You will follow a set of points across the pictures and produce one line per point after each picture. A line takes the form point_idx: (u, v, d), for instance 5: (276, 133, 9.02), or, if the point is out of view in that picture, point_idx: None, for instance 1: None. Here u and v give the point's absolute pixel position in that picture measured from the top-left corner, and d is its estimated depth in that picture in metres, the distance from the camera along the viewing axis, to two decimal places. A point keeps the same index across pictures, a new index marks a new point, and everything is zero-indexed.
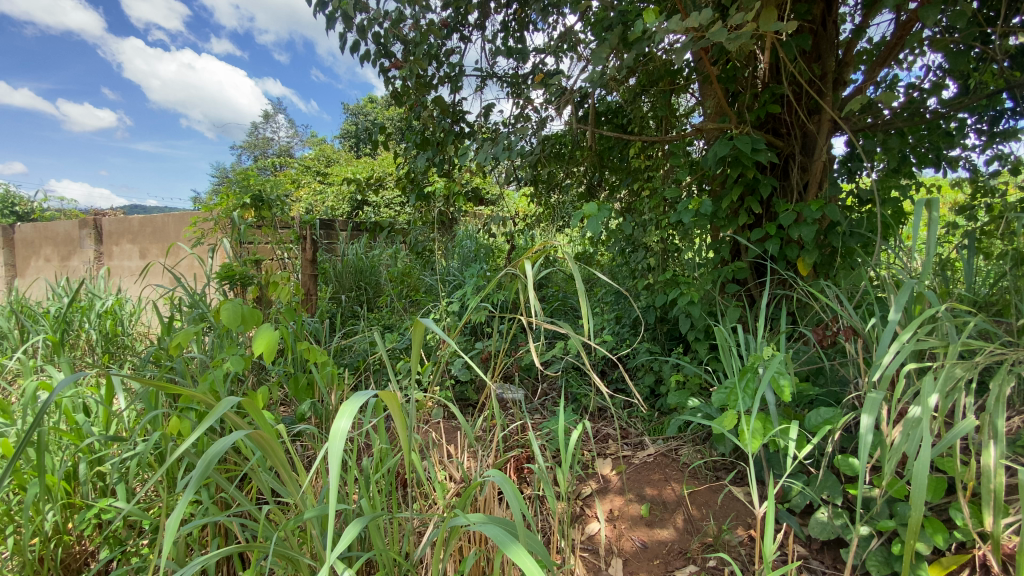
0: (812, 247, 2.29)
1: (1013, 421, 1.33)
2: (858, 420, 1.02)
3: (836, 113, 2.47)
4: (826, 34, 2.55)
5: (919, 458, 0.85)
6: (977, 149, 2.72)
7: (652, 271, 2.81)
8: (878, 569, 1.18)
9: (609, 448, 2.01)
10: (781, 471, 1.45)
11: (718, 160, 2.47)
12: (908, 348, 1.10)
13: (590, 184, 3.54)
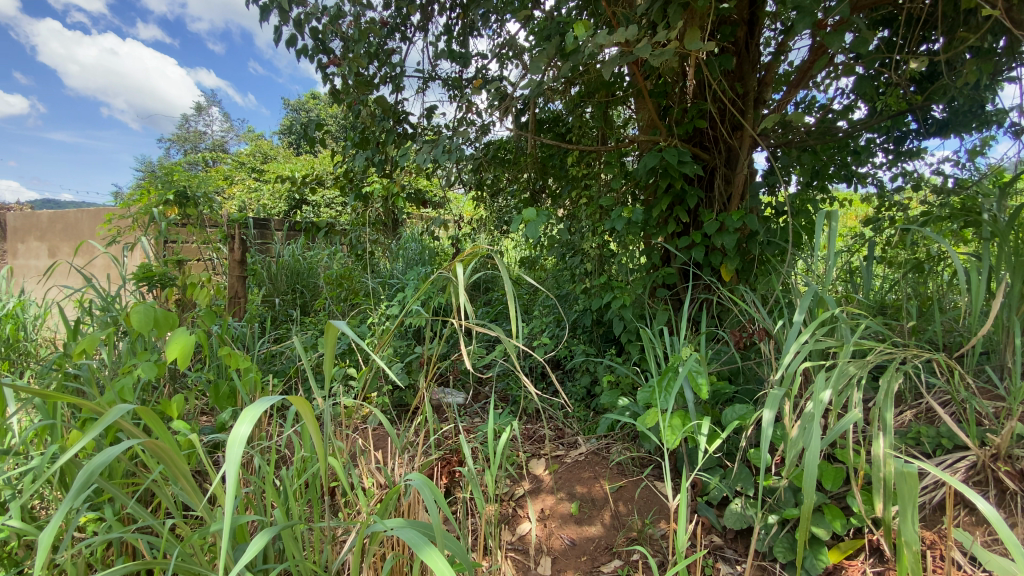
0: (733, 254, 2.43)
1: (904, 415, 1.45)
2: (761, 414, 1.11)
3: (755, 130, 2.64)
4: (749, 56, 2.73)
5: (809, 450, 0.92)
6: (884, 166, 3.01)
7: (588, 275, 2.88)
8: (783, 555, 1.27)
9: (544, 448, 2.04)
10: (700, 466, 1.52)
11: (650, 170, 2.57)
12: (809, 348, 1.18)
13: (533, 189, 3.59)
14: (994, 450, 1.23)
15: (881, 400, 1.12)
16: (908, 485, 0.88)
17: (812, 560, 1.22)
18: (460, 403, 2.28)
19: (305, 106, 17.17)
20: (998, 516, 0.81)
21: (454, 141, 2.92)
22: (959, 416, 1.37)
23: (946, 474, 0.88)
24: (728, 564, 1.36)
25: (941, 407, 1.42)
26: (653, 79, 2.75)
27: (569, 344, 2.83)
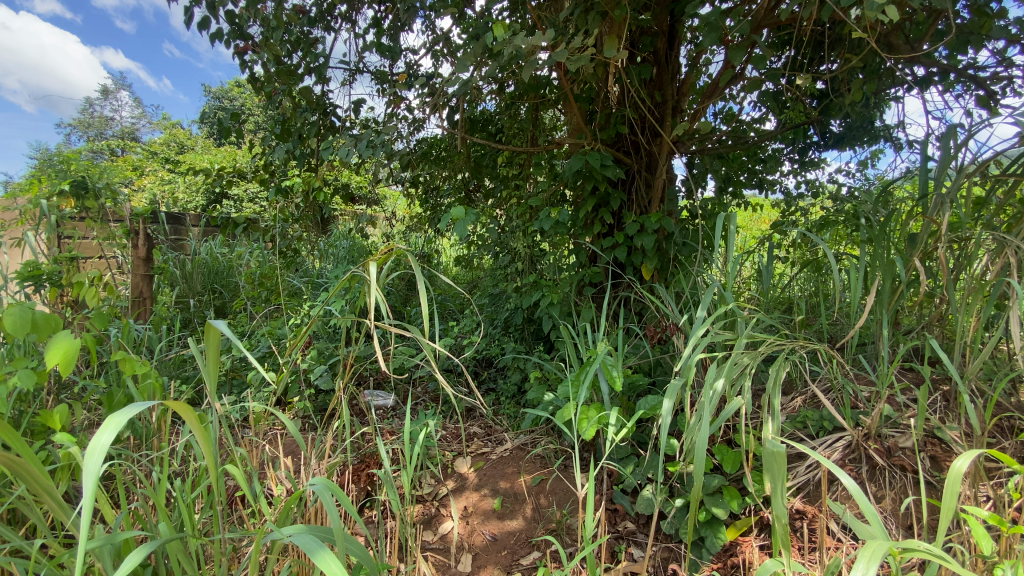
0: (652, 254, 2.55)
1: (795, 400, 1.58)
2: (662, 404, 1.20)
3: (673, 137, 2.77)
4: (668, 66, 2.87)
5: (699, 436, 1.00)
6: (790, 174, 3.28)
7: (517, 274, 2.91)
8: (687, 535, 1.34)
9: (470, 446, 2.05)
10: (616, 456, 1.58)
11: (575, 173, 2.64)
12: (708, 340, 1.27)
13: (465, 188, 3.57)
14: (866, 430, 1.37)
15: (770, 387, 1.22)
16: (778, 464, 0.94)
17: (712, 538, 1.31)
18: (386, 403, 2.24)
19: (228, 93, 16.13)
20: (861, 491, 0.86)
21: (384, 137, 2.85)
22: (838, 400, 1.51)
23: (823, 453, 0.93)
24: (638, 547, 1.43)
25: (824, 393, 1.56)
26: (578, 85, 2.82)
27: (499, 342, 2.85)
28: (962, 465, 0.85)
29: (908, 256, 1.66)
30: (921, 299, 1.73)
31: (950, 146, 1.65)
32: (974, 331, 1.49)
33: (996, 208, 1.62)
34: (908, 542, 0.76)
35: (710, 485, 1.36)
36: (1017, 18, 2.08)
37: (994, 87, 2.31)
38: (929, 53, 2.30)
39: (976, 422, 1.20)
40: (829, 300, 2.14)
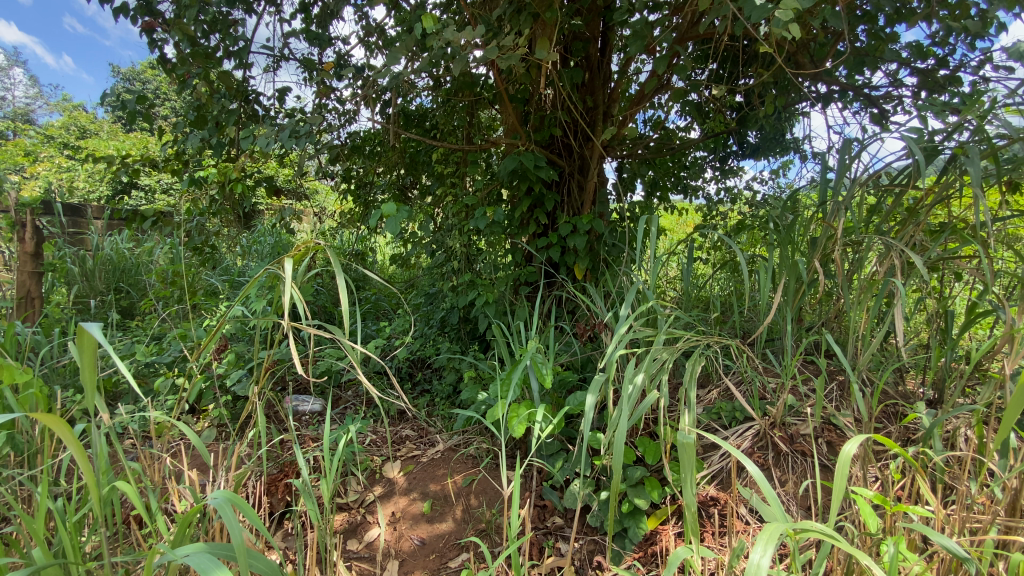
0: (584, 254, 2.61)
1: (711, 393, 1.67)
2: (585, 400, 1.24)
3: (604, 141, 2.85)
4: (599, 72, 2.95)
5: (618, 430, 1.04)
6: (712, 181, 3.46)
7: (451, 273, 2.88)
8: (611, 527, 1.37)
9: (400, 450, 1.99)
10: (546, 453, 1.59)
11: (510, 173, 2.64)
12: (630, 336, 1.33)
13: (399, 185, 3.48)
14: (771, 419, 1.47)
15: (686, 381, 1.29)
16: (689, 454, 0.98)
17: (634, 529, 1.36)
18: (314, 409, 2.14)
19: (139, 75, 14.79)
20: (764, 477, 0.91)
21: (311, 129, 2.71)
22: (749, 392, 1.61)
23: (731, 442, 0.98)
24: (567, 542, 1.45)
25: (736, 385, 1.66)
26: (512, 86, 2.83)
27: (433, 342, 2.80)
28: (850, 448, 0.92)
29: (812, 258, 1.81)
30: (822, 297, 1.89)
31: (847, 158, 1.81)
32: (865, 326, 1.64)
33: (884, 215, 1.80)
34: (802, 523, 0.81)
35: (632, 477, 1.40)
36: (907, 44, 2.32)
37: (884, 106, 2.57)
38: (831, 72, 2.51)
39: (864, 408, 1.32)
40: (746, 299, 2.28)
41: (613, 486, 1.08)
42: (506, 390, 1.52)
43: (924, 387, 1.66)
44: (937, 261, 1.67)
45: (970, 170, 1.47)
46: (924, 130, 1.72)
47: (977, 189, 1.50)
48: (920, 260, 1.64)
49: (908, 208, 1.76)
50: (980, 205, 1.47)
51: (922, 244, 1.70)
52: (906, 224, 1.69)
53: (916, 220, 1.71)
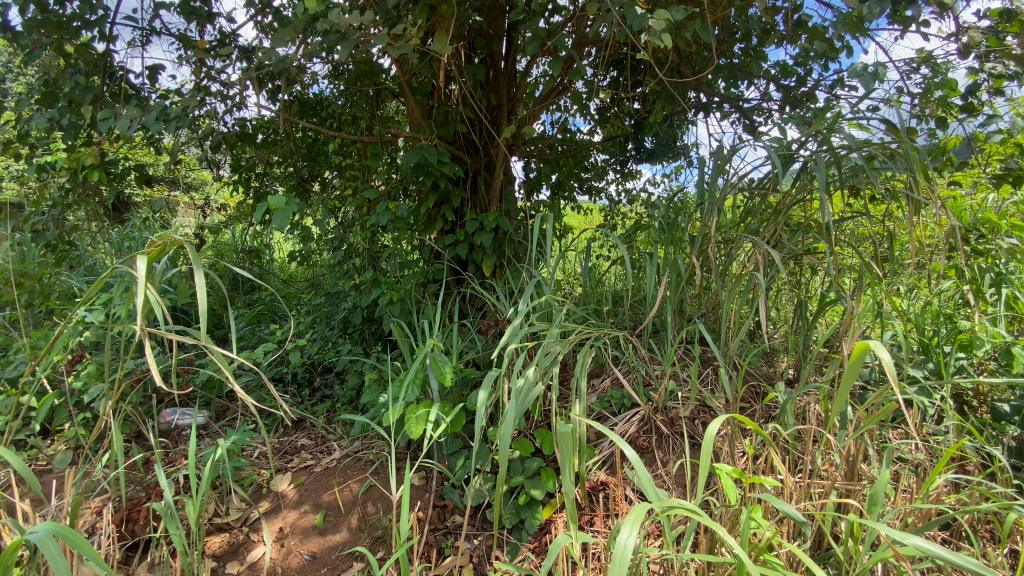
0: (490, 251, 2.61)
1: (604, 382, 1.75)
2: (478, 396, 1.24)
3: (509, 138, 2.86)
4: (503, 70, 2.96)
5: (505, 423, 1.07)
6: (614, 182, 3.61)
7: (352, 271, 2.74)
8: (508, 520, 1.39)
9: (292, 461, 1.87)
10: (445, 452, 1.57)
11: (413, 167, 2.57)
12: (523, 331, 1.39)
13: (298, 177, 3.20)
14: (654, 404, 1.58)
15: (577, 372, 1.35)
16: (569, 443, 1.02)
17: (530, 519, 1.38)
18: (194, 423, 1.94)
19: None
20: (639, 460, 0.97)
21: (187, 112, 2.43)
22: (636, 380, 1.71)
23: (609, 430, 1.03)
24: (467, 541, 1.43)
25: (625, 374, 1.75)
26: (414, 79, 2.76)
27: (334, 344, 2.66)
28: (714, 429, 1.00)
29: (695, 253, 1.95)
30: (701, 290, 2.05)
31: (724, 161, 1.97)
32: (736, 316, 1.80)
33: (755, 216, 1.98)
34: (670, 502, 0.87)
35: (529, 469, 1.43)
36: (774, 63, 2.58)
37: (756, 118, 2.84)
38: (710, 84, 2.74)
39: (729, 390, 1.47)
40: (639, 293, 2.40)
41: (503, 481, 1.09)
42: (403, 390, 1.48)
43: (784, 368, 1.87)
44: (794, 257, 1.88)
45: (820, 176, 1.66)
46: (785, 139, 1.92)
47: (825, 193, 1.70)
48: (779, 256, 1.83)
49: (773, 209, 1.97)
50: (825, 208, 1.68)
51: (782, 242, 1.90)
52: (770, 223, 1.89)
53: (778, 221, 1.91)
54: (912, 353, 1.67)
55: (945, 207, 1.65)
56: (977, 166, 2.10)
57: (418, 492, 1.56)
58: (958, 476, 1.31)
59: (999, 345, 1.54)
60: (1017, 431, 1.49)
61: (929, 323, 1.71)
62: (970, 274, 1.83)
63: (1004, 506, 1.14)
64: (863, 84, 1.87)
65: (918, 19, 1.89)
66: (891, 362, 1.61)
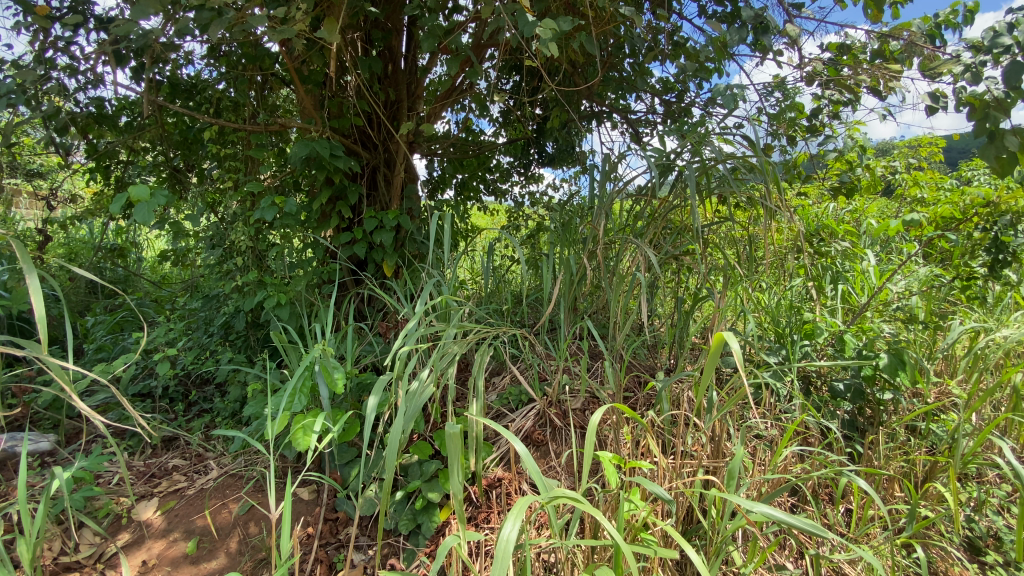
0: (391, 251, 2.51)
1: (503, 380, 1.79)
2: (368, 401, 1.20)
3: (408, 134, 2.78)
4: (401, 66, 2.87)
5: (393, 428, 1.04)
6: (516, 184, 3.65)
7: (235, 271, 2.51)
8: (405, 526, 1.35)
9: (159, 485, 1.68)
10: (337, 462, 1.49)
11: (303, 161, 2.39)
12: (418, 334, 1.36)
13: (170, 167, 2.84)
14: (549, 398, 1.63)
15: (474, 370, 1.36)
16: (457, 443, 1.02)
17: (427, 523, 1.36)
18: (34, 450, 1.66)
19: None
20: (528, 455, 1.00)
21: (24, 87, 2.08)
22: (532, 376, 1.77)
23: (499, 427, 1.04)
24: (361, 552, 1.38)
25: (521, 371, 1.80)
26: (304, 67, 2.58)
27: (213, 352, 2.42)
28: (596, 418, 1.05)
29: (586, 254, 2.05)
30: (593, 289, 2.16)
31: (612, 167, 2.09)
32: (623, 313, 1.93)
33: (640, 220, 2.13)
34: (554, 493, 0.91)
35: (427, 472, 1.41)
36: (658, 78, 2.78)
37: (642, 129, 3.04)
38: (601, 95, 2.89)
39: (614, 381, 1.57)
40: (537, 292, 2.48)
41: (392, 488, 1.06)
42: (288, 399, 1.38)
43: (665, 359, 2.03)
44: (674, 257, 2.05)
45: (692, 185, 1.83)
46: (665, 150, 2.08)
47: (696, 200, 1.88)
48: (660, 257, 1.99)
49: (654, 214, 2.12)
50: (695, 214, 1.85)
51: (663, 244, 2.06)
52: (652, 227, 2.04)
53: (658, 225, 2.06)
54: (769, 342, 1.89)
55: (793, 215, 1.89)
56: (819, 181, 2.43)
57: (307, 507, 1.48)
58: (803, 448, 1.51)
59: (834, 333, 1.80)
60: (848, 405, 1.75)
61: (783, 315, 1.95)
62: (814, 272, 2.12)
63: (834, 471, 1.33)
64: (727, 103, 2.09)
65: (773, 48, 2.13)
66: (752, 350, 1.81)
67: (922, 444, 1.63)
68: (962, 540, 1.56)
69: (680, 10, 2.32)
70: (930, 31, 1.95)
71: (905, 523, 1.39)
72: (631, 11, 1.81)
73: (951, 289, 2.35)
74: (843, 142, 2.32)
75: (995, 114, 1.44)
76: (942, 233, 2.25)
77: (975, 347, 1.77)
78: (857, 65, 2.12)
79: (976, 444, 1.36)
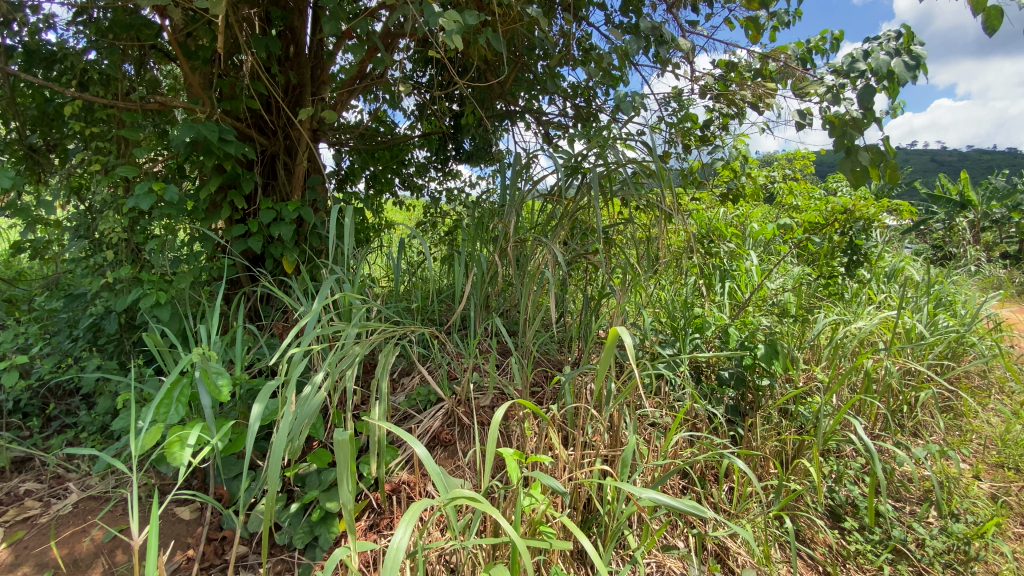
0: (291, 245, 2.33)
1: (411, 380, 1.74)
2: (252, 410, 1.09)
3: (312, 121, 2.61)
4: (304, 50, 2.69)
5: (279, 437, 0.96)
6: (434, 179, 3.56)
7: (105, 267, 2.22)
8: (300, 540, 1.27)
9: (4, 515, 1.44)
10: (224, 476, 1.37)
11: (187, 145, 2.16)
12: (314, 335, 1.28)
13: (25, 145, 2.41)
14: (457, 397, 1.62)
15: (378, 372, 1.30)
16: (348, 450, 0.96)
17: (325, 535, 1.28)
18: None
19: None
20: (429, 456, 0.97)
21: None
22: (440, 375, 1.74)
23: (398, 430, 1.00)
24: (250, 573, 1.27)
25: (429, 370, 1.77)
26: (190, 41, 2.33)
27: (77, 358, 2.12)
28: (499, 414, 1.05)
29: (497, 252, 2.05)
30: (503, 287, 2.17)
31: (523, 166, 2.11)
32: (533, 311, 1.96)
33: (550, 221, 2.16)
34: (453, 494, 0.89)
35: (325, 481, 1.34)
36: (568, 82, 2.85)
37: (555, 130, 3.11)
38: (513, 94, 2.92)
39: (521, 378, 1.59)
40: (448, 291, 2.44)
41: (275, 503, 0.98)
42: (160, 408, 1.23)
43: (572, 354, 2.09)
44: (581, 256, 2.10)
45: (596, 188, 1.89)
46: (573, 152, 2.13)
47: (599, 203, 1.95)
48: (567, 256, 2.03)
49: (562, 216, 2.16)
50: (600, 215, 1.91)
51: (571, 243, 2.11)
52: (560, 227, 2.08)
53: (565, 225, 2.12)
54: (665, 336, 2.02)
55: (686, 218, 2.02)
56: (714, 187, 2.61)
57: (187, 528, 1.34)
58: (691, 434, 1.63)
59: (720, 326, 1.96)
60: (732, 392, 1.91)
61: (679, 311, 2.09)
62: (704, 271, 2.30)
63: (717, 454, 1.45)
64: (627, 111, 2.19)
65: (671, 61, 2.27)
66: (649, 344, 1.92)
67: (792, 424, 1.82)
68: (825, 508, 1.76)
69: (587, 17, 2.39)
70: (802, 56, 2.17)
71: (777, 498, 1.55)
72: (538, 12, 1.83)
73: (818, 286, 2.58)
74: (729, 152, 2.53)
75: (851, 132, 1.63)
76: (810, 236, 2.60)
77: (835, 337, 2.00)
78: (742, 82, 2.31)
79: (833, 423, 1.55)
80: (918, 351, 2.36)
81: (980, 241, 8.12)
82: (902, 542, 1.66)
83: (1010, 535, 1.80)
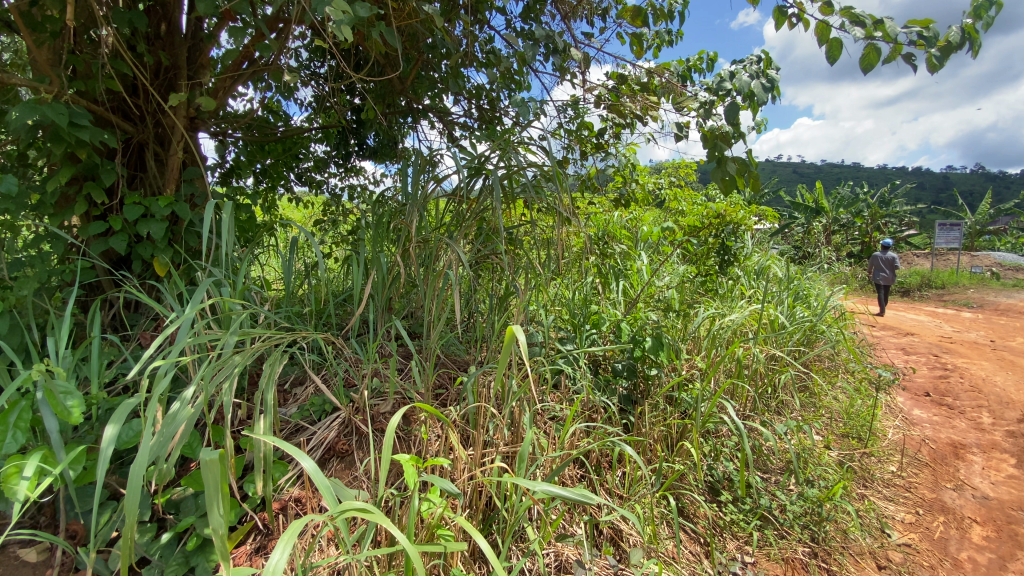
0: (164, 245, 2.09)
1: (303, 390, 1.65)
2: (106, 431, 0.97)
3: (187, 108, 2.36)
4: (177, 29, 2.42)
5: (138, 461, 0.86)
6: (336, 176, 3.38)
7: None
8: (173, 572, 1.15)
9: None
10: (79, 509, 1.20)
11: (25, 127, 1.85)
12: (187, 345, 1.16)
13: None
14: (354, 405, 1.56)
15: (262, 383, 1.21)
16: (221, 470, 0.89)
17: (202, 564, 1.16)
18: None
19: None
20: (317, 469, 0.93)
21: None
22: (336, 382, 1.66)
23: (284, 445, 0.95)
24: None
25: (325, 378, 1.68)
26: (31, 9, 2.01)
27: None
28: (394, 420, 1.03)
29: (398, 253, 2.00)
30: (406, 288, 2.13)
31: (425, 166, 2.07)
32: (436, 312, 1.94)
33: (453, 222, 2.15)
34: (341, 507, 0.86)
35: (203, 504, 1.22)
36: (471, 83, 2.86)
37: (459, 130, 3.10)
38: (415, 93, 2.87)
39: (422, 381, 1.57)
40: (347, 293, 2.35)
41: (135, 534, 0.88)
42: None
43: (476, 354, 2.10)
44: (484, 257, 2.12)
45: (498, 190, 1.91)
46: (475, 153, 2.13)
47: (501, 205, 1.98)
48: (470, 257, 2.04)
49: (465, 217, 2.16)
50: (501, 217, 1.94)
51: (474, 244, 2.12)
52: (463, 228, 2.08)
53: (468, 227, 2.12)
54: (565, 332, 2.11)
55: (583, 221, 2.12)
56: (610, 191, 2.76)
57: (32, 573, 1.16)
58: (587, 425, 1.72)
59: (614, 322, 2.09)
60: (624, 383, 2.04)
61: (577, 308, 2.19)
62: (601, 270, 2.43)
63: (609, 442, 1.54)
64: (526, 114, 2.24)
65: (568, 69, 2.36)
66: (549, 341, 2.00)
67: (676, 410, 1.99)
68: (706, 484, 1.94)
69: (488, 20, 2.42)
70: (682, 73, 2.38)
71: (663, 478, 1.69)
72: (437, 11, 1.81)
73: (698, 283, 2.84)
74: (620, 159, 2.70)
75: (721, 144, 1.81)
76: (687, 238, 2.91)
77: (712, 329, 2.22)
78: (632, 93, 2.47)
79: (709, 407, 1.71)
80: (780, 339, 2.68)
81: (830, 242, 9.44)
82: (768, 509, 1.88)
83: (853, 495, 2.11)
